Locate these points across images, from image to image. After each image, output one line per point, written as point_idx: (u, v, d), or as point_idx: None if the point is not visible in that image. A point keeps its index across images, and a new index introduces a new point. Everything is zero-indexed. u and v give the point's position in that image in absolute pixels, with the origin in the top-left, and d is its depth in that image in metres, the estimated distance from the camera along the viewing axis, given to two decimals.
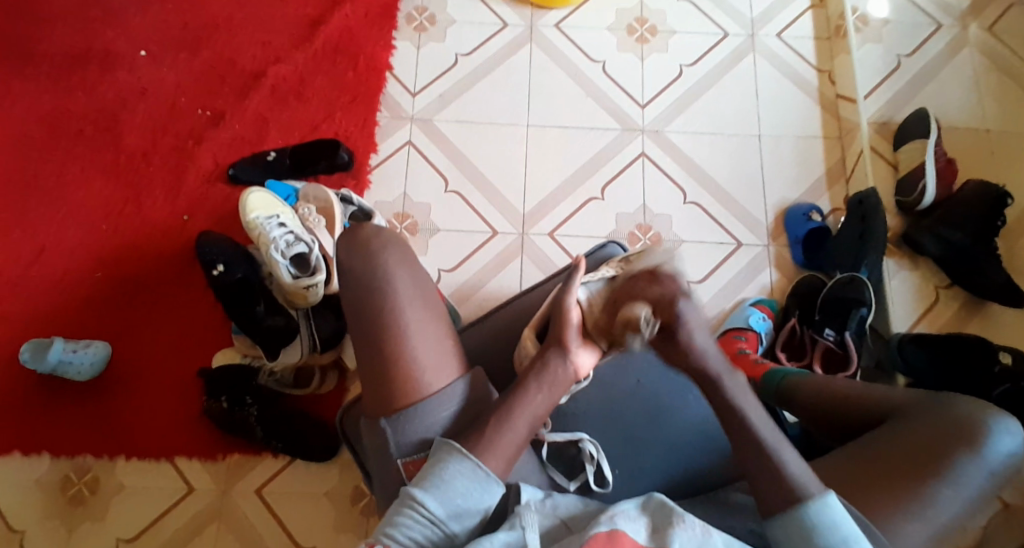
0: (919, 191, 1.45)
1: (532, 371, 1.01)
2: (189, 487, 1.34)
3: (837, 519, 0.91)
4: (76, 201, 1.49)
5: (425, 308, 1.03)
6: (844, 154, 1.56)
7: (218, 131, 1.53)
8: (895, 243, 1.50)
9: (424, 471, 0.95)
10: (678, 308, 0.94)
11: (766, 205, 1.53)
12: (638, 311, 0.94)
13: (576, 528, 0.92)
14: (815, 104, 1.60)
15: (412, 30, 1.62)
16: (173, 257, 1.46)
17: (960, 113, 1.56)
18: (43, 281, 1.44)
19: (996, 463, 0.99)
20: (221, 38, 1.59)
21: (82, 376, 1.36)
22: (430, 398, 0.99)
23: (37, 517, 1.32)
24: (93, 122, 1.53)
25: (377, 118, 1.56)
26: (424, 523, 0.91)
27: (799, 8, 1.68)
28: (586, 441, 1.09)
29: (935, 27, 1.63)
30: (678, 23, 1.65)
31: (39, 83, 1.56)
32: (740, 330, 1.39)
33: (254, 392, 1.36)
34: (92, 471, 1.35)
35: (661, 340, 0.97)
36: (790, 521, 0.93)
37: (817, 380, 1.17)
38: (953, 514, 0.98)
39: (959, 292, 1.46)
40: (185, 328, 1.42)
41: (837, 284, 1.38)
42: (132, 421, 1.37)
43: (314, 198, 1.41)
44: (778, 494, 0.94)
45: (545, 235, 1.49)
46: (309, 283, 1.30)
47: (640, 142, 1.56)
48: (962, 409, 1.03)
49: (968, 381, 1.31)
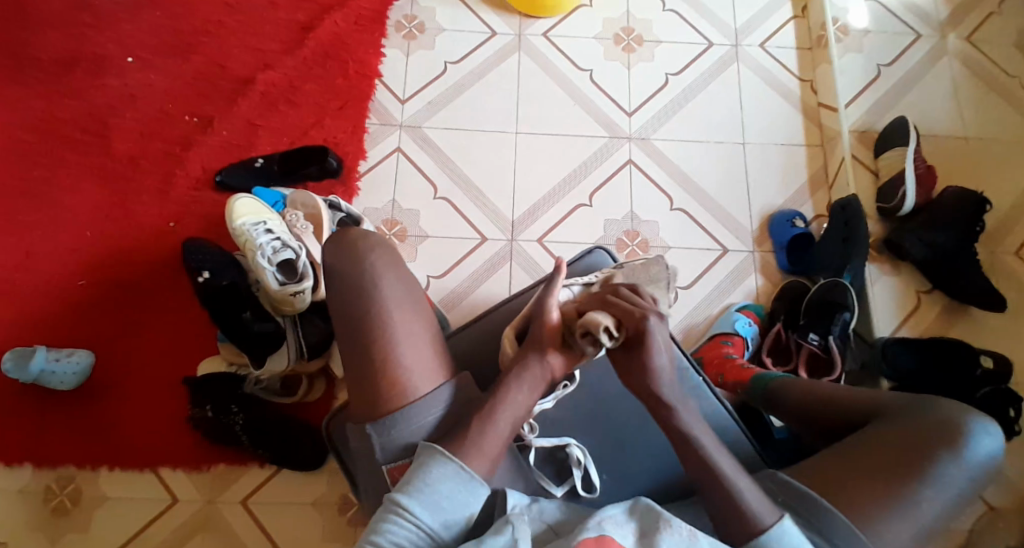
0: (899, 198, 1.48)
1: (514, 369, 1.02)
2: (173, 498, 1.33)
3: (794, 545, 0.93)
4: (61, 208, 1.47)
5: (411, 312, 1.03)
6: (826, 161, 1.59)
7: (205, 137, 1.53)
8: (876, 249, 1.52)
9: (407, 476, 0.95)
10: (649, 325, 0.98)
11: (751, 211, 1.55)
12: (599, 318, 0.98)
13: (563, 533, 0.93)
14: (798, 112, 1.63)
15: (401, 37, 1.63)
16: (159, 263, 1.45)
17: (939, 120, 1.59)
18: (26, 289, 1.42)
19: (977, 464, 1.01)
20: (209, 44, 1.59)
21: (66, 384, 1.35)
22: (415, 403, 0.99)
23: (19, 529, 1.31)
24: (79, 128, 1.52)
25: (366, 125, 1.56)
26: (410, 529, 0.92)
27: (782, 18, 1.70)
28: (574, 446, 1.11)
29: (914, 37, 1.67)
30: (664, 32, 1.67)
31: (24, 88, 1.54)
32: (727, 335, 1.41)
33: (239, 400, 1.35)
34: (75, 481, 1.33)
35: (625, 350, 1.00)
36: (751, 526, 0.94)
37: (800, 384, 1.19)
38: (934, 513, 0.99)
39: (940, 296, 1.49)
40: (172, 335, 1.41)
41: (821, 288, 1.41)
42: (116, 431, 1.35)
43: (302, 205, 1.40)
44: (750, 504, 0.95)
45: (533, 242, 1.49)
46: (297, 290, 1.29)
47: (627, 150, 1.57)
48: (943, 411, 1.04)
49: (951, 383, 1.34)
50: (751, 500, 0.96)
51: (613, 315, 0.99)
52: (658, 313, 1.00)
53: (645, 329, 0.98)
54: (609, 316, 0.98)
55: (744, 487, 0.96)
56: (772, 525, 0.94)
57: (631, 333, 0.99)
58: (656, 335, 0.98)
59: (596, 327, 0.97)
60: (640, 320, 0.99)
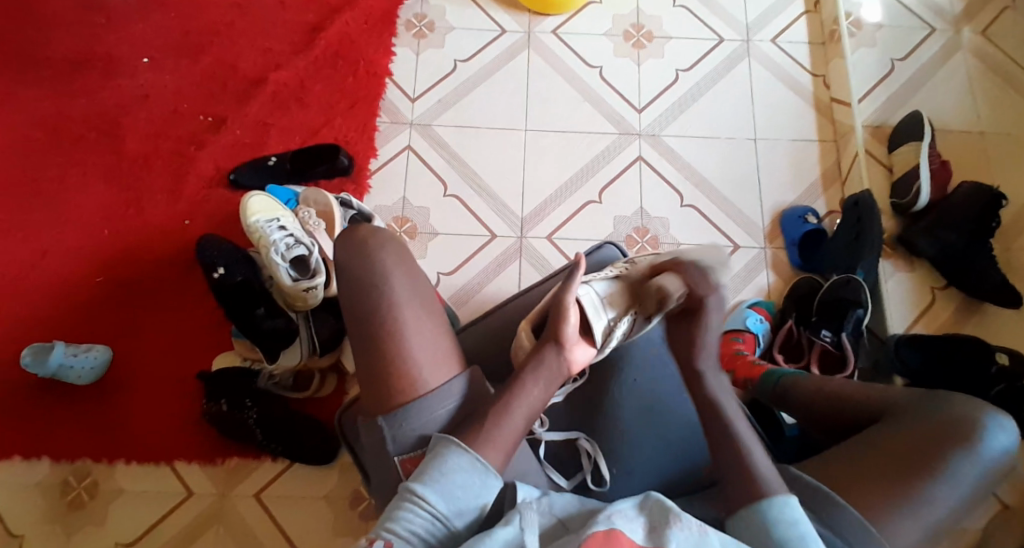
0: (913, 193, 1.46)
1: (529, 364, 1.02)
2: (188, 491, 1.35)
3: (797, 519, 0.91)
4: (78, 206, 1.50)
5: (422, 307, 1.04)
6: (840, 157, 1.58)
7: (219, 136, 1.54)
8: (891, 245, 1.51)
9: (423, 465, 0.95)
10: (708, 302, 1.05)
11: (763, 207, 1.54)
12: (672, 283, 1.08)
13: (572, 528, 0.92)
14: (810, 108, 1.62)
15: (411, 36, 1.64)
16: (173, 261, 1.47)
17: (954, 114, 1.57)
18: (45, 286, 1.44)
19: (992, 459, 1.00)
20: (222, 44, 1.61)
21: (83, 379, 1.37)
22: (428, 396, 1.00)
23: (35, 521, 1.33)
24: (95, 128, 1.55)
25: (377, 123, 1.57)
26: (426, 517, 0.91)
27: (794, 14, 1.69)
28: (583, 439, 1.12)
29: (928, 31, 1.65)
30: (674, 28, 1.67)
31: (41, 89, 1.57)
32: (738, 332, 1.40)
33: (254, 395, 1.35)
34: (91, 475, 1.35)
35: (682, 318, 1.07)
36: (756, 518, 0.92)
37: (812, 380, 1.19)
38: (949, 509, 0.98)
39: (955, 292, 1.47)
40: (186, 331, 1.43)
41: (834, 285, 1.40)
42: (131, 426, 1.37)
43: (315, 202, 1.41)
44: (766, 493, 0.93)
45: (543, 238, 1.50)
46: (308, 286, 1.30)
47: (637, 147, 1.57)
48: (957, 406, 1.03)
49: (965, 379, 1.33)
50: (763, 487, 0.95)
51: (681, 282, 1.08)
52: (711, 292, 1.06)
53: (704, 306, 1.05)
54: (677, 281, 1.08)
55: (755, 459, 0.97)
56: (777, 495, 0.93)
57: (691, 301, 1.07)
58: (712, 311, 1.05)
59: (668, 292, 1.08)
60: (700, 296, 1.06)
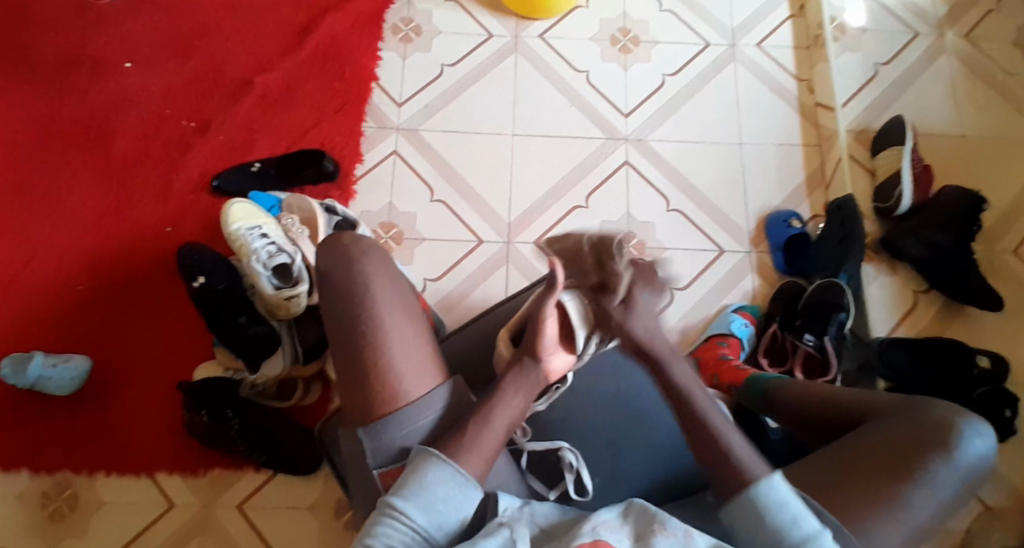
0: (895, 197, 1.48)
1: (507, 373, 1.02)
2: (170, 503, 1.33)
3: (786, 498, 0.92)
4: (58, 212, 1.48)
5: (404, 316, 1.03)
6: (824, 161, 1.58)
7: (203, 140, 1.53)
8: (873, 249, 1.52)
9: (402, 478, 0.95)
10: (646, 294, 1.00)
11: (747, 211, 1.55)
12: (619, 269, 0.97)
13: (557, 535, 0.92)
14: (795, 112, 1.63)
15: (397, 40, 1.63)
16: (155, 268, 1.45)
17: (937, 119, 1.59)
18: (24, 293, 1.42)
19: (969, 465, 1.01)
20: (204, 48, 1.60)
21: (63, 389, 1.35)
22: (409, 406, 0.99)
23: (7, 542, 1.30)
24: (75, 133, 1.53)
25: (362, 128, 1.56)
26: (405, 531, 0.91)
27: (779, 18, 1.70)
28: (566, 450, 1.10)
29: (913, 36, 1.67)
30: (662, 33, 1.67)
31: (20, 93, 1.55)
32: (722, 336, 1.41)
33: (234, 404, 1.34)
34: (70, 488, 1.33)
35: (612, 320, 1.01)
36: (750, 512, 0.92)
37: (796, 385, 1.19)
38: (929, 515, 0.99)
39: (937, 296, 1.48)
40: (169, 340, 1.41)
41: (815, 290, 1.41)
42: (113, 436, 1.36)
43: (298, 209, 1.41)
44: (751, 472, 0.94)
45: (529, 244, 1.49)
46: (292, 294, 1.29)
47: (623, 151, 1.57)
48: (935, 412, 1.04)
49: (947, 382, 1.34)
50: (743, 458, 0.95)
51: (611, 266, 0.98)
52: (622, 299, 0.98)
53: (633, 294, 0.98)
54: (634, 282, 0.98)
55: (737, 449, 0.96)
56: (763, 479, 0.93)
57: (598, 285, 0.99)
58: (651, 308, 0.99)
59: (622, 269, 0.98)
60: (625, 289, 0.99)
